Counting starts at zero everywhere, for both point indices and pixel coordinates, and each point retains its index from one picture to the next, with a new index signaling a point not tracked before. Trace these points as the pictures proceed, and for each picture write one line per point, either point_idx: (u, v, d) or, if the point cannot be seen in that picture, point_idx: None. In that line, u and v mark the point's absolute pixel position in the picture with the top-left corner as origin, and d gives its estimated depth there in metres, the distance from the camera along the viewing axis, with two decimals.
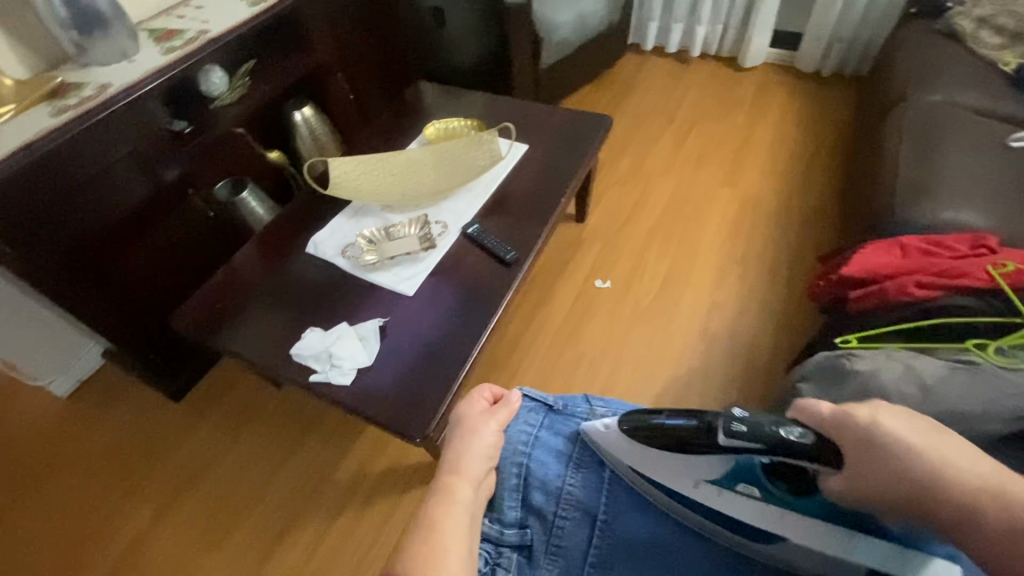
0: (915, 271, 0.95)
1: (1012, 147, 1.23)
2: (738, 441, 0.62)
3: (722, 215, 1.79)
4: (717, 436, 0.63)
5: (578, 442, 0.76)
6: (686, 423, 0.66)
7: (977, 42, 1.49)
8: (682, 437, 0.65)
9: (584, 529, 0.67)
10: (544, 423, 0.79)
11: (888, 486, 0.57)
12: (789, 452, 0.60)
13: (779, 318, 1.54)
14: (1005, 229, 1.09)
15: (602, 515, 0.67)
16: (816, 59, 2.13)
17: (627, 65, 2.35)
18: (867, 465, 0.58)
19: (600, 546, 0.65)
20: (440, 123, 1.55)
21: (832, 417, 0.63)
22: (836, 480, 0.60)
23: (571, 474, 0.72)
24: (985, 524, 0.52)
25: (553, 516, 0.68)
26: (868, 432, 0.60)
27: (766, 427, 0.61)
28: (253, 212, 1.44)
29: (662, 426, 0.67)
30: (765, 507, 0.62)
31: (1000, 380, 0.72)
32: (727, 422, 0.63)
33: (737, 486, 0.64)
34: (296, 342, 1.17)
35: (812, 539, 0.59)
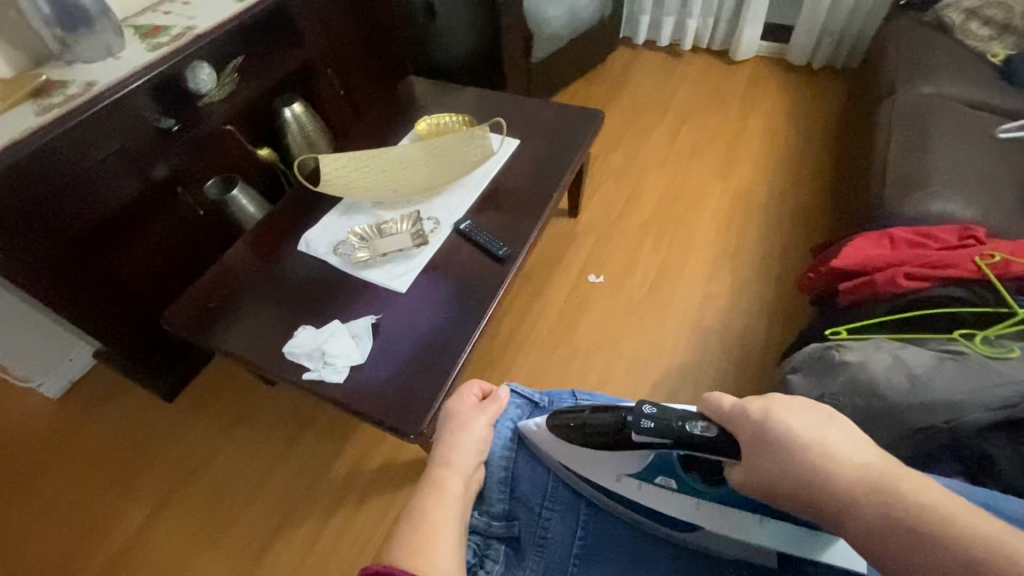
0: (904, 263, 0.95)
1: (1000, 138, 1.24)
2: (649, 436, 0.64)
3: (714, 208, 1.79)
4: (631, 433, 0.65)
5: None
6: (601, 419, 0.68)
7: (966, 34, 1.50)
8: (601, 435, 0.67)
9: (569, 521, 0.67)
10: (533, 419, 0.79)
11: (778, 480, 0.56)
12: (697, 445, 0.62)
13: (771, 310, 1.55)
14: (992, 220, 1.10)
15: (587, 507, 0.67)
16: (807, 52, 2.14)
17: (619, 58, 2.35)
18: (759, 460, 0.58)
19: (585, 538, 0.65)
20: (432, 118, 1.54)
21: (729, 412, 0.62)
22: (737, 472, 0.60)
23: (558, 468, 0.72)
24: (861, 518, 0.50)
25: (540, 509, 0.69)
26: (760, 426, 0.59)
27: (673, 423, 0.63)
28: (244, 210, 1.43)
29: (587, 424, 0.69)
30: (680, 497, 0.64)
31: (988, 370, 0.72)
32: (637, 420, 0.65)
33: (657, 479, 0.66)
34: (288, 340, 1.16)
35: (724, 528, 0.61)
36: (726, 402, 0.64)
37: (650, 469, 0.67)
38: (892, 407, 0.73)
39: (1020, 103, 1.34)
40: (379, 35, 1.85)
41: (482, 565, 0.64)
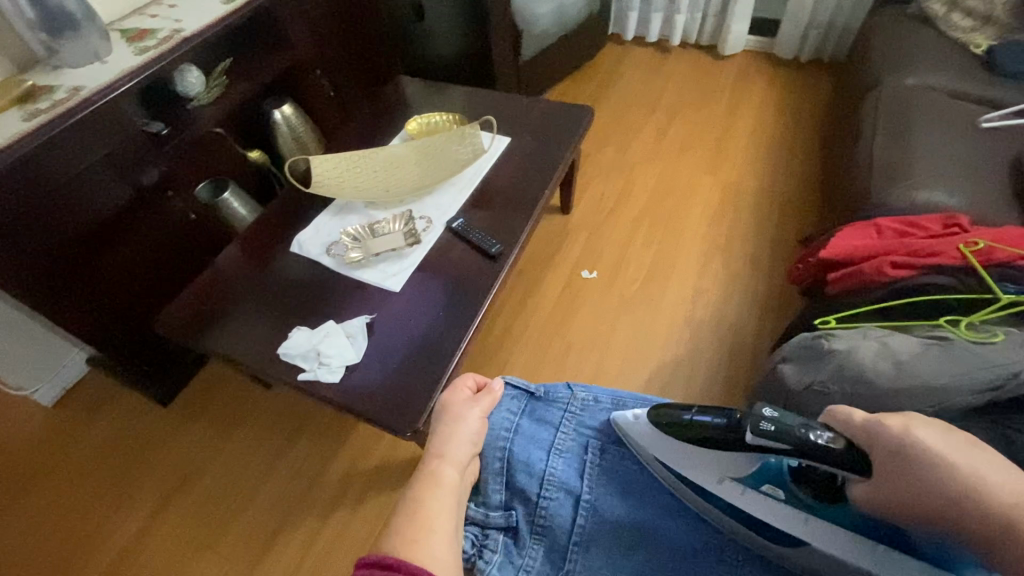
0: (890, 252, 0.97)
1: (983, 128, 1.26)
2: (769, 438, 0.61)
3: (705, 202, 1.81)
4: (750, 435, 0.62)
5: (562, 429, 0.76)
6: (715, 418, 0.66)
7: (949, 25, 1.51)
8: (723, 437, 0.65)
9: (568, 509, 0.68)
10: (527, 411, 0.79)
11: (921, 501, 0.57)
12: (816, 456, 0.60)
13: (762, 301, 1.56)
14: (977, 208, 1.11)
15: (586, 496, 0.69)
16: (793, 45, 2.15)
17: (608, 55, 2.35)
18: (897, 477, 0.59)
19: (584, 525, 0.66)
20: (422, 118, 1.54)
21: (865, 427, 0.64)
22: (863, 488, 0.61)
23: (553, 459, 0.72)
24: (1013, 548, 0.53)
25: (537, 498, 0.69)
26: (899, 443, 0.61)
27: (797, 430, 0.60)
28: (236, 213, 1.43)
29: (685, 422, 0.68)
30: (782, 508, 0.63)
31: (971, 353, 0.74)
32: (754, 422, 0.62)
33: (763, 486, 0.66)
34: (283, 341, 1.16)
35: (829, 545, 0.61)
36: (857, 417, 0.66)
37: (756, 476, 0.66)
38: (878, 392, 0.75)
39: (1002, 92, 1.36)
40: (368, 35, 1.85)
41: (483, 555, 0.65)
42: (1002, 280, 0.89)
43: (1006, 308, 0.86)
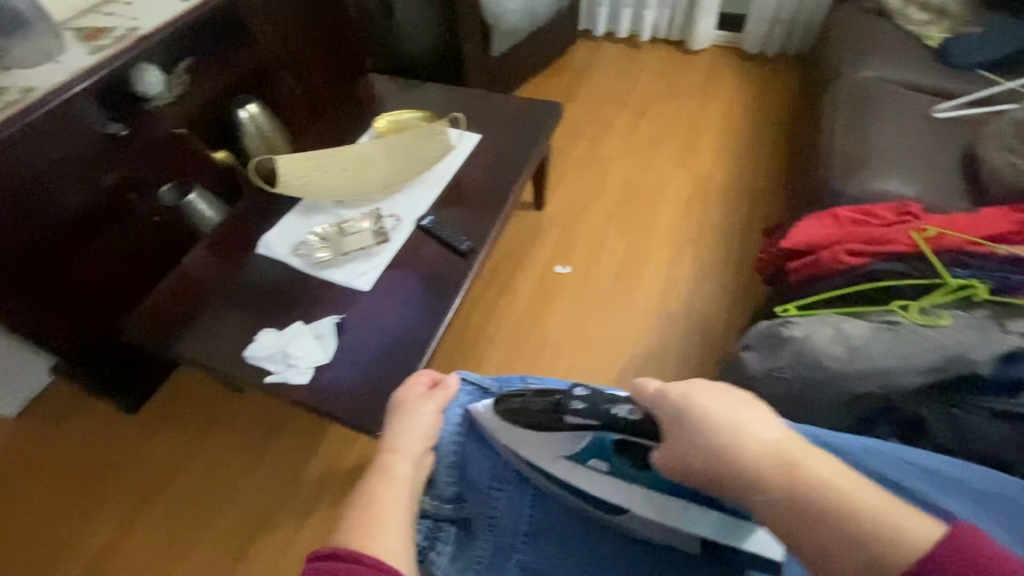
0: (846, 240, 0.99)
1: (936, 118, 1.30)
2: (581, 420, 0.68)
3: (675, 195, 1.83)
4: (564, 415, 0.69)
5: None
6: (539, 402, 0.72)
7: (904, 19, 1.55)
8: (543, 422, 0.71)
9: (518, 503, 0.73)
10: (483, 409, 0.82)
11: (698, 467, 0.56)
12: (628, 431, 0.64)
13: (733, 291, 1.59)
14: (930, 196, 1.15)
15: (533, 486, 0.74)
16: (759, 40, 2.19)
17: (580, 51, 2.37)
18: (679, 438, 0.58)
19: (532, 515, 0.72)
20: (391, 115, 1.52)
21: (653, 397, 0.62)
22: (660, 456, 0.60)
23: (505, 454, 0.77)
24: (766, 501, 0.51)
25: (491, 493, 0.74)
26: (679, 410, 0.59)
27: (603, 405, 0.67)
28: (202, 215, 1.40)
29: (530, 406, 0.72)
30: (609, 479, 0.69)
31: (918, 336, 0.77)
32: (569, 402, 0.69)
33: (590, 461, 0.71)
34: (250, 343, 1.15)
35: (649, 512, 0.66)
36: (648, 385, 0.64)
37: (586, 452, 0.71)
38: (832, 377, 0.78)
39: (955, 83, 1.40)
40: None
41: (435, 547, 0.70)
42: (952, 265, 0.92)
43: (955, 292, 0.88)
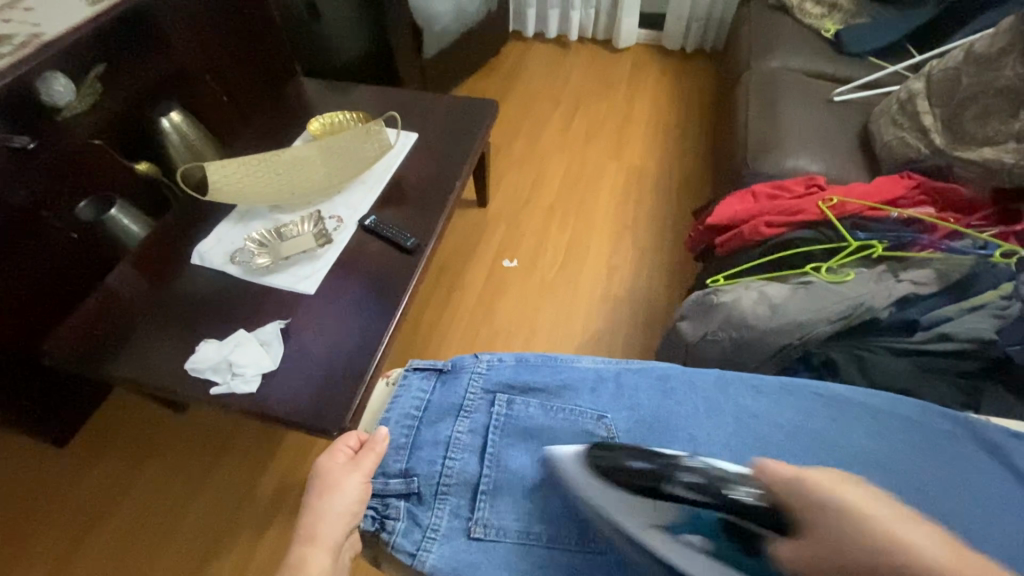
0: (764, 213, 1.08)
1: (835, 101, 1.43)
2: (691, 494, 0.59)
3: (612, 185, 1.91)
4: (669, 486, 0.59)
5: (471, 389, 0.76)
6: (644, 464, 0.61)
7: (802, 14, 1.69)
8: (642, 481, 0.60)
9: (474, 465, 0.71)
10: (437, 387, 0.78)
11: (848, 561, 0.51)
12: (750, 514, 0.57)
13: (671, 271, 1.68)
14: (834, 170, 1.27)
15: (490, 449, 0.71)
16: (679, 37, 2.33)
17: (511, 51, 2.43)
18: (823, 531, 0.54)
19: (489, 476, 0.69)
20: (324, 117, 1.50)
21: (792, 482, 0.57)
22: (789, 548, 0.55)
23: (459, 423, 0.74)
24: None
25: (446, 457, 0.71)
26: (821, 499, 0.55)
27: (722, 481, 0.59)
28: (126, 230, 1.32)
29: (617, 463, 0.62)
30: (712, 564, 0.58)
31: (828, 291, 0.85)
32: (677, 474, 0.59)
33: (687, 536, 0.60)
34: (189, 356, 1.10)
35: None
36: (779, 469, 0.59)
37: (681, 525, 0.61)
38: (758, 334, 0.84)
39: (850, 68, 1.54)
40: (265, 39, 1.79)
41: (385, 526, 0.67)
42: (854, 228, 1.03)
43: (857, 253, 0.99)
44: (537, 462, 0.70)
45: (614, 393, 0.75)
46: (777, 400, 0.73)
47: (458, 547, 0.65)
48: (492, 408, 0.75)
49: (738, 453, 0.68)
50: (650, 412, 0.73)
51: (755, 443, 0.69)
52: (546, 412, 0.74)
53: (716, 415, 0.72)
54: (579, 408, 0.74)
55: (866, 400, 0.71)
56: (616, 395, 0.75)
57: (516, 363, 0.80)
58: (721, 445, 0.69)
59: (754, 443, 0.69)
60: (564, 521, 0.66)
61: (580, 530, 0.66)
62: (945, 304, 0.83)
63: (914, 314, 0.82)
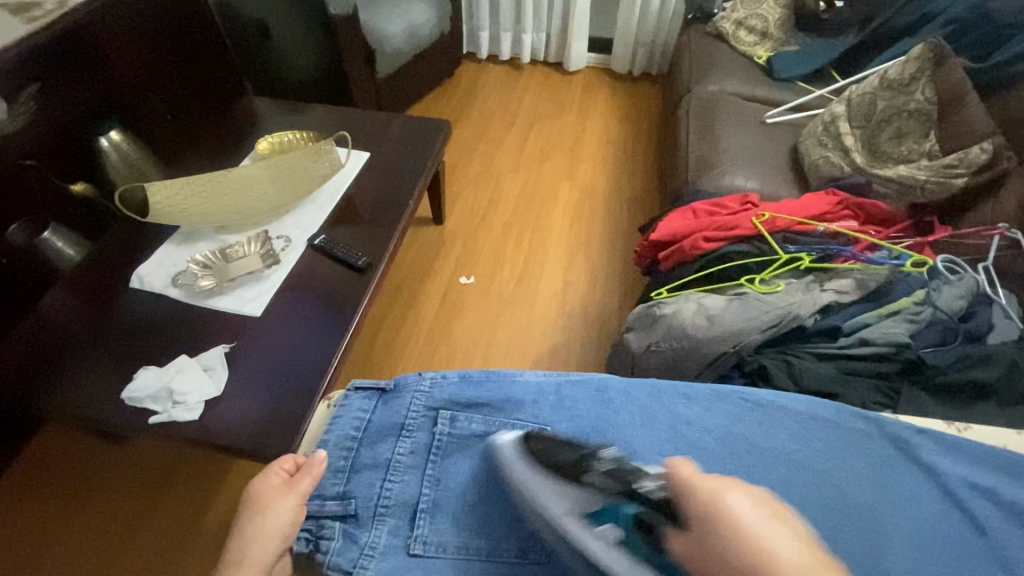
0: (703, 228, 1.13)
1: (769, 123, 1.53)
2: (603, 479, 0.65)
3: (565, 202, 1.96)
4: (584, 473, 0.66)
5: (414, 407, 0.77)
6: (567, 456, 0.69)
7: (737, 41, 1.79)
8: (564, 467, 0.68)
9: (414, 485, 0.71)
10: (379, 406, 0.79)
11: (716, 563, 0.52)
12: (651, 504, 0.61)
13: (624, 285, 1.73)
14: (769, 187, 1.34)
15: (430, 469, 0.72)
16: (627, 60, 2.43)
17: (466, 72, 2.49)
18: (702, 529, 0.54)
19: (430, 495, 0.70)
20: (273, 137, 1.48)
21: (684, 484, 0.58)
22: (680, 541, 0.55)
23: (400, 444, 0.74)
24: None
25: (385, 477, 0.71)
26: (710, 501, 0.55)
27: (628, 473, 0.65)
28: (61, 252, 1.27)
29: (550, 454, 0.69)
30: (614, 552, 0.56)
31: (760, 302, 0.90)
32: (595, 462, 0.67)
33: (600, 527, 0.60)
34: (126, 385, 1.05)
35: None
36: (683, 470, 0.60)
37: (598, 514, 0.62)
38: (698, 344, 0.88)
39: (781, 92, 1.65)
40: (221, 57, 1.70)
41: (320, 547, 0.67)
42: (785, 241, 1.09)
43: (787, 265, 1.05)
44: (479, 477, 0.72)
45: (554, 407, 0.77)
46: (707, 407, 0.76)
47: (397, 563, 0.65)
48: (435, 427, 0.75)
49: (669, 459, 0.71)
50: (587, 423, 0.75)
51: (685, 449, 0.72)
52: (488, 428, 0.75)
53: (650, 424, 0.74)
54: (519, 423, 0.76)
55: (787, 403, 0.75)
56: (555, 408, 0.77)
57: (460, 380, 0.81)
58: (652, 451, 0.72)
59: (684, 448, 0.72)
60: (504, 534, 0.67)
61: (519, 544, 0.67)
62: (866, 310, 0.89)
63: (837, 321, 0.88)
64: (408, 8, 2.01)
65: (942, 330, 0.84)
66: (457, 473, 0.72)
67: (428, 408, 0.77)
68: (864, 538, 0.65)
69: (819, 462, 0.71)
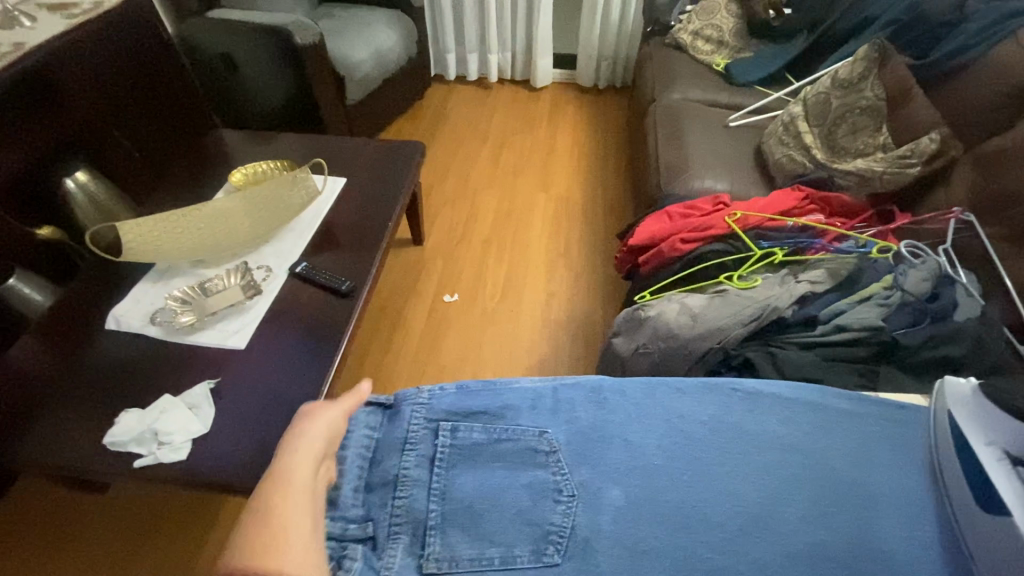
0: (678, 231, 1.17)
1: (732, 126, 1.58)
2: None
3: (543, 215, 1.99)
4: None
5: (415, 420, 0.75)
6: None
7: (695, 51, 1.86)
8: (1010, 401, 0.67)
9: (422, 499, 0.67)
10: (383, 422, 0.77)
11: None
12: None
13: (605, 291, 1.76)
14: (738, 187, 1.39)
15: (435, 483, 0.68)
16: (591, 75, 2.50)
17: (435, 95, 2.55)
18: None
19: (437, 508, 0.66)
20: (246, 168, 1.47)
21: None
22: None
23: (406, 457, 0.71)
24: None
25: (398, 495, 0.68)
26: None
27: None
28: (28, 299, 1.23)
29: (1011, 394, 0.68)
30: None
31: (740, 297, 0.93)
32: None
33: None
34: (108, 430, 1.02)
35: None
36: None
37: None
38: (684, 342, 0.90)
39: (741, 96, 1.71)
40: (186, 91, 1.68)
41: (342, 565, 0.62)
42: (757, 238, 1.13)
43: (761, 261, 1.09)
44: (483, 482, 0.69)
45: (552, 410, 0.76)
46: (698, 400, 0.77)
47: None
48: (436, 439, 0.72)
49: (669, 451, 0.71)
50: (587, 423, 0.74)
51: (686, 439, 0.72)
52: (489, 435, 0.73)
53: (645, 420, 0.75)
54: (519, 427, 0.74)
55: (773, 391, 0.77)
56: (553, 411, 0.76)
57: (458, 392, 0.78)
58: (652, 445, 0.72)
59: (685, 439, 0.72)
60: (515, 540, 0.63)
61: (532, 548, 0.63)
62: (839, 298, 0.93)
63: (814, 311, 0.91)
64: (375, 35, 2.05)
65: (913, 311, 0.87)
66: (460, 479, 0.68)
67: (429, 420, 0.75)
68: (865, 513, 0.65)
69: (815, 443, 0.71)
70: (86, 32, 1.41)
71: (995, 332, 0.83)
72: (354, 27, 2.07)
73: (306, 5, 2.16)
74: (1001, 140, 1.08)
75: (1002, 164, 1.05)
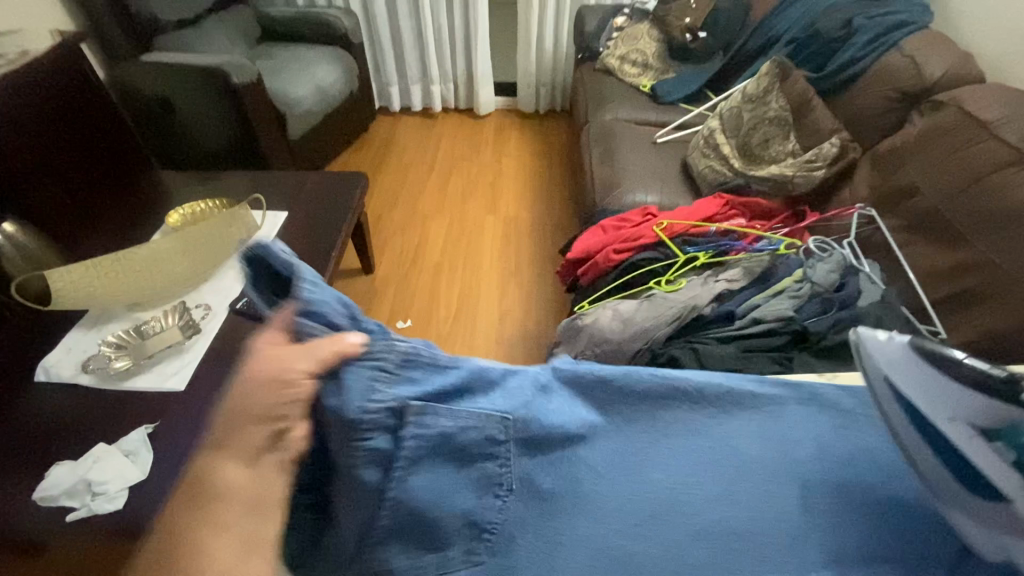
0: (611, 243, 1.23)
1: (660, 142, 1.68)
2: None
3: (493, 236, 2.04)
4: None
5: (373, 393, 0.42)
6: None
7: (623, 74, 1.97)
8: None
9: (361, 509, 0.42)
10: (330, 374, 0.43)
11: None
12: None
13: (557, 306, 1.80)
14: (668, 198, 1.47)
15: (390, 494, 0.42)
16: (532, 100, 2.59)
17: (382, 127, 2.59)
18: None
19: (383, 521, 0.42)
20: (184, 208, 1.45)
21: None
22: None
23: (350, 449, 0.41)
24: None
25: (340, 495, 0.43)
26: None
27: None
28: None
29: None
30: None
31: (666, 299, 0.98)
32: None
33: None
34: (38, 485, 0.97)
35: None
36: None
37: None
38: (618, 346, 0.94)
39: (668, 113, 1.82)
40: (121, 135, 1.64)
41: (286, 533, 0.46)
42: (684, 244, 1.20)
43: (688, 266, 1.16)
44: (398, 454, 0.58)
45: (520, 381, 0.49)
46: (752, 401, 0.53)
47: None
48: (401, 425, 0.42)
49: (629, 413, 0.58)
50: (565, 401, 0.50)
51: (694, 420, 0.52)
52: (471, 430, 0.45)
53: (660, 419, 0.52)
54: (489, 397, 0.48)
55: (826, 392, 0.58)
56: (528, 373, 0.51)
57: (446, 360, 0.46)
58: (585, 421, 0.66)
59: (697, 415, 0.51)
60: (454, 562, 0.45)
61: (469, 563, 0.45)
62: (755, 293, 0.99)
63: (732, 306, 0.97)
64: (315, 72, 2.09)
65: (821, 300, 0.94)
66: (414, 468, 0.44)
67: (388, 398, 0.43)
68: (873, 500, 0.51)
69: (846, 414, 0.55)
70: (18, 82, 1.36)
71: (894, 312, 0.91)
72: (294, 65, 2.10)
73: (245, 46, 2.19)
74: (891, 140, 1.19)
75: (895, 163, 1.15)
